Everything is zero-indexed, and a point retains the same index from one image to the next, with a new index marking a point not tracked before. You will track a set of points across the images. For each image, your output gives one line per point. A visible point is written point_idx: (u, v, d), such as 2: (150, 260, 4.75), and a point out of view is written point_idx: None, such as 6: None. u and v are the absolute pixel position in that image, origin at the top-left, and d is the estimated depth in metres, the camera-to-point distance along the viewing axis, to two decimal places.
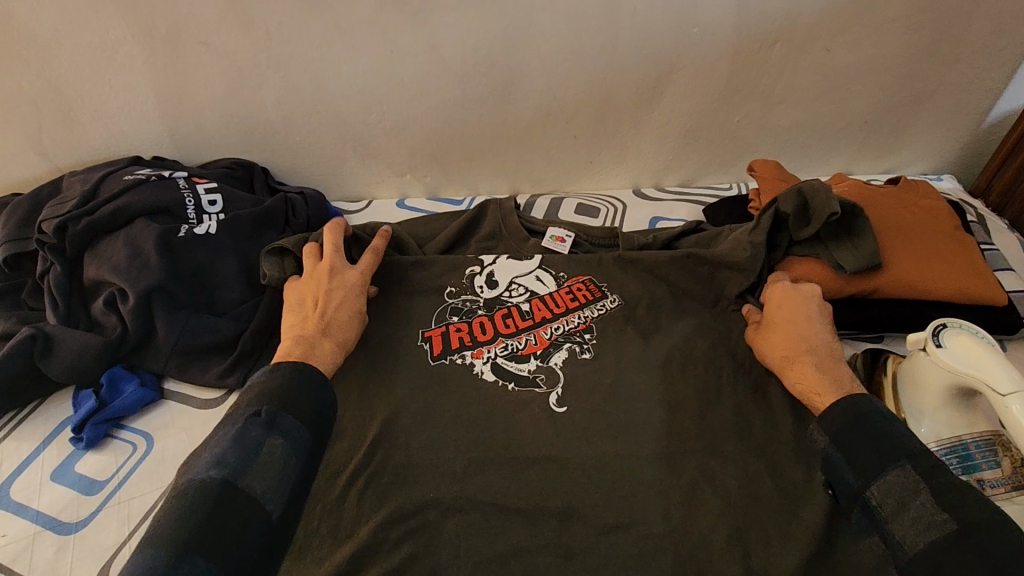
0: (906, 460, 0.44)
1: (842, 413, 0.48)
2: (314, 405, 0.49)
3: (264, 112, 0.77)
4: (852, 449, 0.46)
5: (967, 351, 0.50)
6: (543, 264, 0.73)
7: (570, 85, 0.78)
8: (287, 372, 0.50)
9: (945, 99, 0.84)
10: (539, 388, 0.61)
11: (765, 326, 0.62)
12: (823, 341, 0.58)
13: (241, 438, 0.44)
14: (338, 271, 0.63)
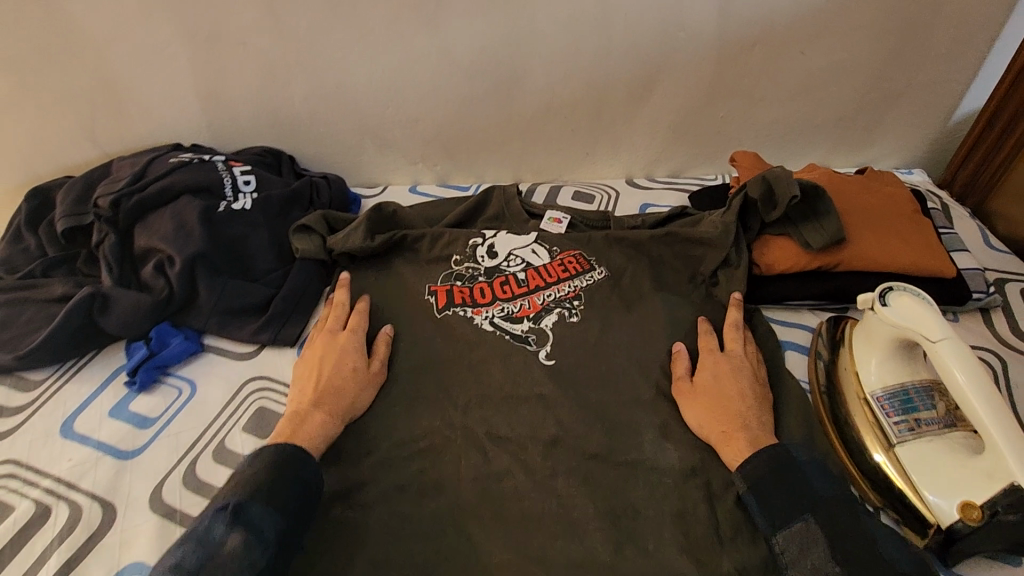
0: (811, 512, 0.51)
1: (766, 461, 0.55)
2: (292, 485, 0.53)
3: (292, 105, 0.86)
4: (767, 498, 0.54)
5: (908, 309, 0.58)
6: (538, 240, 0.83)
7: (568, 85, 0.86)
8: (267, 457, 0.55)
9: (913, 100, 0.92)
10: (530, 346, 0.72)
11: (698, 392, 0.64)
12: (756, 419, 0.61)
13: (204, 536, 0.49)
14: (334, 337, 0.69)
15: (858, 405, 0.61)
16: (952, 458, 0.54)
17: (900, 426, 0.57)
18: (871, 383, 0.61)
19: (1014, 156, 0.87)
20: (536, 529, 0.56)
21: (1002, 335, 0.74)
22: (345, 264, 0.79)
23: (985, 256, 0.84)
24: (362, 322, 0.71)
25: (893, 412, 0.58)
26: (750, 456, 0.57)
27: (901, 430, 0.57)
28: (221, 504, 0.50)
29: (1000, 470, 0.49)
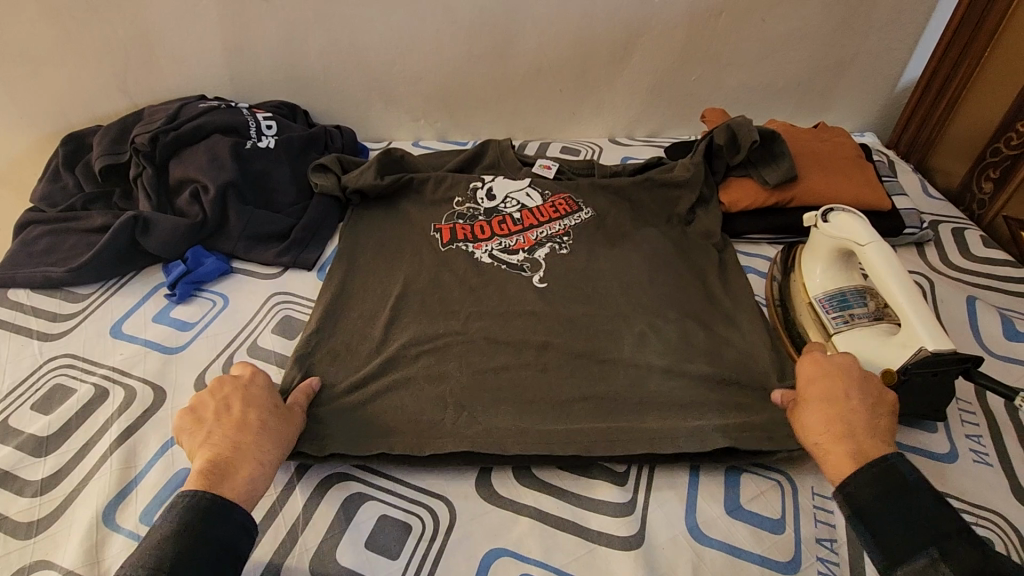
0: (935, 548, 0.45)
1: (873, 483, 0.49)
2: (199, 555, 0.45)
3: (308, 62, 0.95)
4: (882, 531, 0.47)
5: (846, 224, 0.68)
6: (531, 184, 0.92)
7: (557, 46, 0.96)
8: (182, 514, 0.47)
9: (862, 66, 1.03)
10: (525, 272, 0.81)
11: (802, 403, 0.59)
12: (865, 429, 0.53)
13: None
14: (235, 380, 0.59)
15: (806, 309, 0.72)
16: (872, 341, 0.64)
17: (836, 319, 0.68)
18: (815, 288, 0.71)
19: (947, 116, 0.99)
20: (533, 409, 0.65)
21: (932, 263, 0.85)
22: (357, 202, 0.88)
23: (922, 202, 0.95)
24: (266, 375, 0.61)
25: (831, 310, 0.69)
26: (852, 475, 0.50)
27: (837, 322, 0.67)
28: None
29: (911, 339, 0.60)
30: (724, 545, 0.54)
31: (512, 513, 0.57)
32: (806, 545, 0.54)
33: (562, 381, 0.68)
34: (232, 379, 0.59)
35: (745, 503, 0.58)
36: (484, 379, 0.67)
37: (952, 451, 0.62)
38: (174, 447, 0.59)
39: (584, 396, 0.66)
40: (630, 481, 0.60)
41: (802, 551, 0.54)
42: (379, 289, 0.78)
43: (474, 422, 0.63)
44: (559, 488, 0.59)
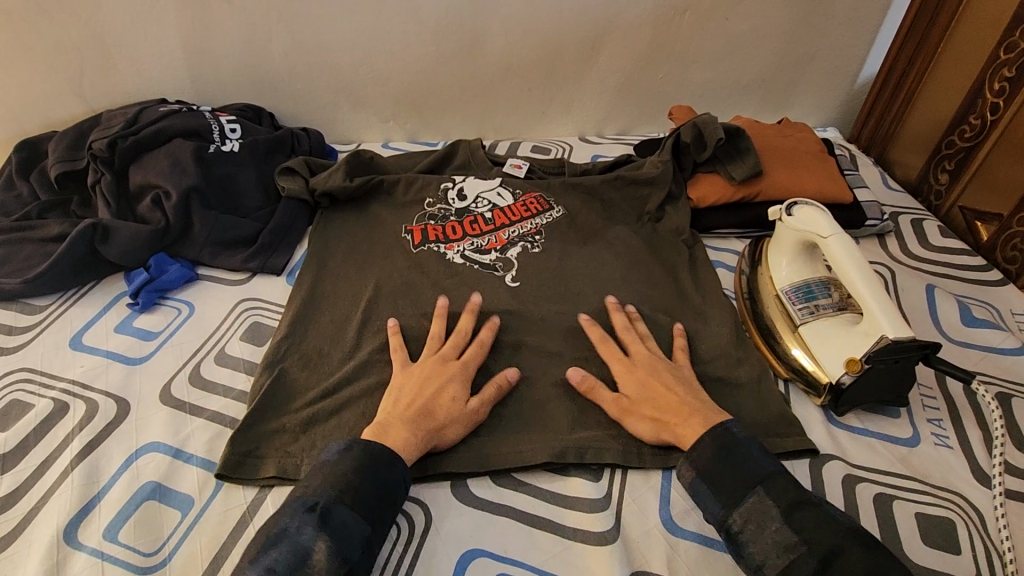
0: (761, 485, 0.52)
1: (714, 444, 0.56)
2: (370, 493, 0.51)
3: (272, 63, 0.93)
4: (720, 482, 0.54)
5: (809, 217, 0.70)
6: (502, 184, 0.92)
7: (524, 45, 0.97)
8: (358, 452, 0.54)
9: (823, 62, 1.05)
10: (498, 271, 0.81)
11: (631, 405, 0.62)
12: (694, 401, 0.61)
13: (297, 536, 0.48)
14: (445, 364, 0.65)
15: (773, 301, 0.73)
16: (836, 330, 0.65)
17: (802, 310, 0.69)
18: (781, 281, 0.73)
19: (904, 110, 1.02)
20: (507, 409, 0.65)
21: (894, 253, 0.87)
22: (326, 204, 0.86)
23: (883, 194, 0.98)
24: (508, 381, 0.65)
25: (797, 301, 0.70)
26: (698, 441, 0.57)
27: (803, 313, 0.69)
28: (311, 503, 0.50)
29: (873, 328, 0.61)
30: (697, 536, 0.55)
31: (488, 513, 0.57)
32: None
33: (537, 379, 0.68)
34: (439, 360, 0.65)
35: None
36: None
37: (915, 435, 0.64)
38: (138, 460, 0.58)
39: (558, 394, 0.66)
40: (605, 477, 0.60)
41: None
42: (349, 292, 0.77)
43: None
44: (534, 486, 0.59)
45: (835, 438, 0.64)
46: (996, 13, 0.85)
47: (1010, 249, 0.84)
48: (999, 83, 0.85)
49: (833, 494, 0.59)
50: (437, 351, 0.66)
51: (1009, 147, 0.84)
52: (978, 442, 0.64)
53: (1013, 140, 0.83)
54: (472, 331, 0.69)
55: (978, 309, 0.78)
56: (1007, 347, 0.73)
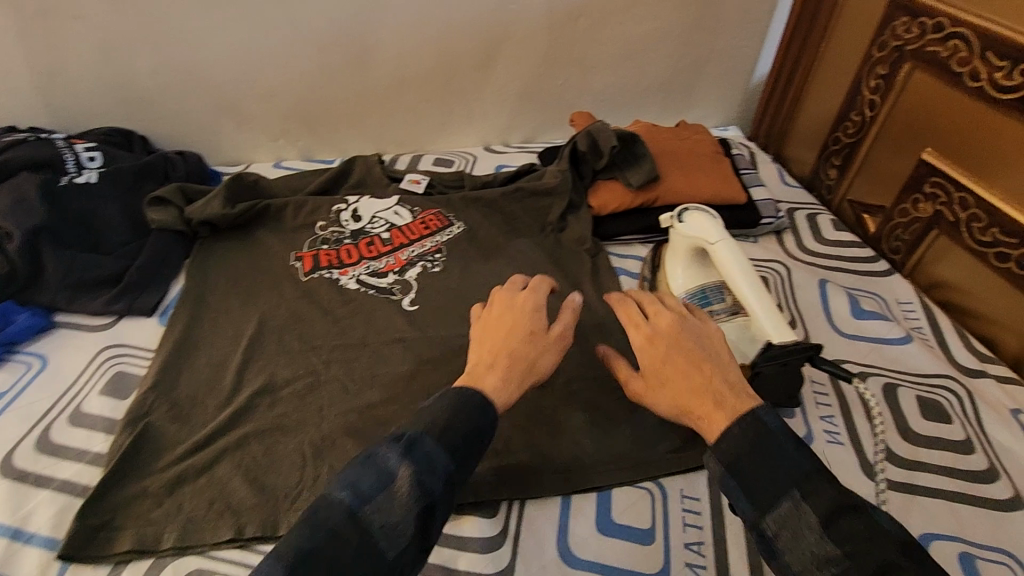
0: (799, 488, 0.41)
1: (741, 438, 0.45)
2: (461, 435, 0.44)
3: (138, 83, 0.86)
4: (753, 482, 0.43)
5: (698, 224, 0.69)
6: (400, 202, 0.87)
7: (416, 55, 0.93)
8: (452, 395, 0.46)
9: (718, 63, 1.07)
10: (395, 295, 0.77)
11: (654, 382, 0.52)
12: (720, 389, 0.48)
13: (376, 461, 0.41)
14: (514, 296, 0.58)
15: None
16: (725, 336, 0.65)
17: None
18: (678, 288, 0.73)
19: (795, 109, 1.05)
20: None
21: (789, 250, 0.89)
22: (206, 234, 0.80)
23: (780, 192, 1.01)
24: (577, 304, 0.58)
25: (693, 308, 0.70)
26: (725, 432, 0.46)
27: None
28: (396, 433, 0.43)
29: (761, 334, 0.61)
30: (595, 566, 0.53)
31: None
32: (675, 554, 0.54)
33: None
34: (516, 293, 0.58)
35: (616, 518, 0.57)
36: (348, 418, 0.63)
37: (808, 434, 0.65)
38: None
39: None
40: (501, 512, 0.58)
41: (670, 562, 0.54)
42: (228, 331, 0.71)
43: (333, 470, 0.59)
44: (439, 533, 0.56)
45: None
46: (866, 14, 0.88)
47: (894, 240, 0.87)
48: (874, 80, 0.87)
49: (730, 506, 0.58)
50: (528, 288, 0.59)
51: (886, 143, 0.87)
52: (866, 436, 0.65)
53: (891, 135, 0.86)
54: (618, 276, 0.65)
55: (866, 301, 0.81)
56: (892, 337, 0.76)
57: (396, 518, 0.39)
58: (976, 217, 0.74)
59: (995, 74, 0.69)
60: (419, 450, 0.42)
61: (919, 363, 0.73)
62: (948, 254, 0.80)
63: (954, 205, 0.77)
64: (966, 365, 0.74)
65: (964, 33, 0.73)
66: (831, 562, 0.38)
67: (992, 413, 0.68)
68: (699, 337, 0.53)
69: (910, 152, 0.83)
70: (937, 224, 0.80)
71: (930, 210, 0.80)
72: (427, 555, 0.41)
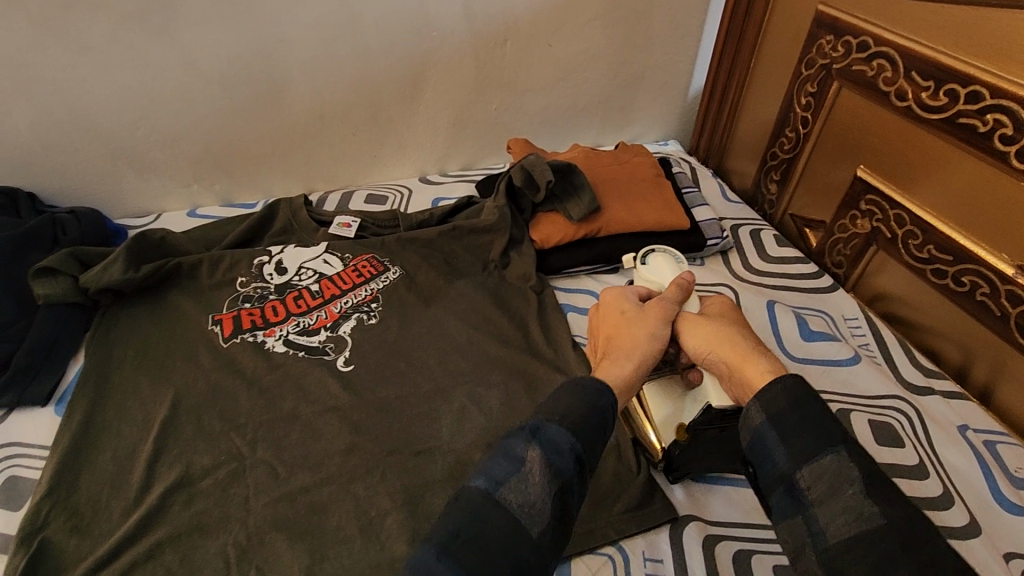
0: (843, 444, 0.41)
1: (786, 390, 0.44)
2: (579, 416, 0.44)
3: (19, 136, 0.77)
4: (792, 432, 0.43)
5: (662, 269, 0.68)
6: (329, 248, 0.81)
7: (335, 89, 0.87)
8: (564, 386, 0.47)
9: (653, 80, 1.05)
10: (328, 355, 0.71)
11: (699, 326, 0.56)
12: (760, 344, 0.52)
13: (505, 449, 0.42)
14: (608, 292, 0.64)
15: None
16: (663, 393, 0.63)
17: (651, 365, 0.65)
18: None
19: (731, 124, 1.05)
20: (336, 537, 0.55)
21: (736, 271, 0.88)
22: (109, 302, 0.72)
23: (723, 208, 1.00)
24: (689, 282, 0.60)
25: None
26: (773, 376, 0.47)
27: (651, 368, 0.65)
28: (520, 422, 0.44)
29: (703, 394, 0.59)
30: None
31: None
32: None
33: (373, 487, 0.59)
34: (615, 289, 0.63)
35: None
36: (278, 507, 0.57)
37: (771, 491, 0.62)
38: None
39: (397, 502, 0.58)
40: None
41: None
42: (137, 415, 0.63)
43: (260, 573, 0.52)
44: None
45: (692, 496, 0.61)
46: (791, 31, 0.88)
47: (836, 255, 0.87)
48: (805, 97, 0.87)
49: (694, 564, 0.55)
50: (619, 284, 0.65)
51: (821, 159, 0.87)
52: None
53: (824, 152, 0.86)
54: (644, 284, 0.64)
55: (814, 321, 0.80)
56: (843, 358, 0.75)
57: (535, 497, 0.40)
58: (912, 234, 0.74)
59: (920, 93, 0.69)
60: (545, 432, 0.43)
61: (869, 385, 0.72)
62: (888, 269, 0.80)
63: (890, 222, 0.77)
64: (914, 383, 0.74)
65: (886, 52, 0.72)
66: (864, 521, 0.38)
67: (942, 434, 0.68)
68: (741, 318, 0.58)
69: (845, 168, 0.83)
70: (875, 241, 0.80)
71: (868, 227, 0.80)
72: (569, 535, 0.41)
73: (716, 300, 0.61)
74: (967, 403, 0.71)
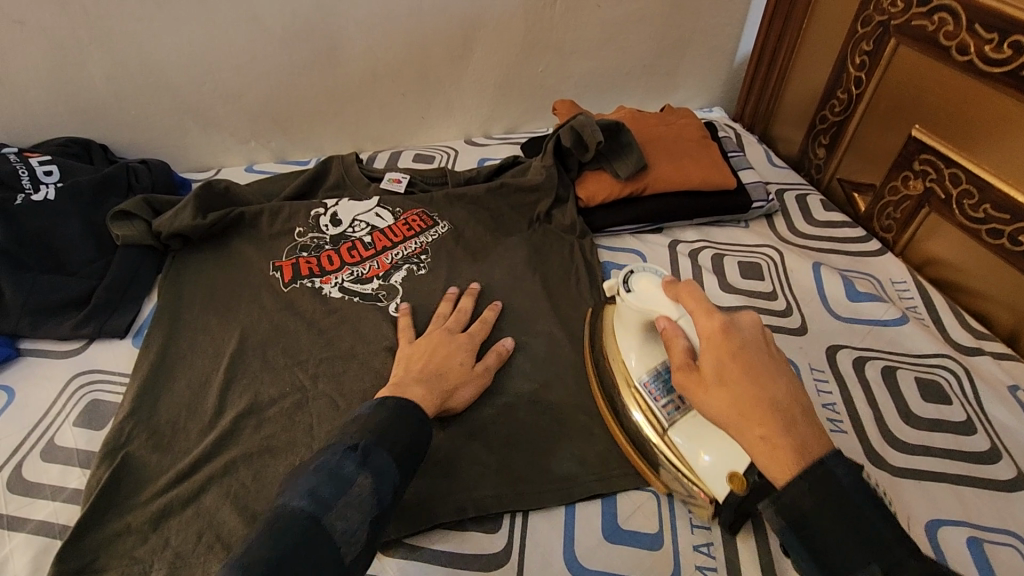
0: (878, 562, 0.37)
1: (806, 487, 0.39)
2: (403, 446, 0.47)
3: (93, 88, 0.82)
4: (819, 533, 0.39)
5: (653, 294, 0.57)
6: (381, 203, 0.84)
7: (388, 48, 0.89)
8: (391, 407, 0.49)
9: (701, 43, 1.04)
10: (381, 302, 0.73)
11: (710, 387, 0.46)
12: (777, 404, 0.43)
13: (336, 470, 0.43)
14: (440, 335, 0.65)
15: (629, 394, 0.57)
16: (699, 436, 0.51)
17: (668, 408, 0.54)
18: (636, 369, 0.57)
19: (779, 89, 1.04)
20: None
21: (782, 235, 0.88)
22: (178, 246, 0.76)
23: (768, 172, 1.00)
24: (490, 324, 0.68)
25: (659, 395, 0.54)
26: (795, 476, 0.40)
27: (668, 412, 0.53)
28: (351, 441, 0.45)
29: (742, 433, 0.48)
30: None
31: None
32: (683, 558, 0.53)
33: None
34: (446, 332, 0.66)
35: (622, 524, 0.56)
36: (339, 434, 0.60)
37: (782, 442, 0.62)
38: None
39: (448, 436, 0.60)
40: (505, 525, 0.56)
41: (680, 565, 0.53)
42: (208, 347, 0.68)
43: None
44: (426, 549, 0.54)
45: None
46: None
47: (885, 219, 0.86)
48: (859, 57, 0.86)
49: None
50: (441, 327, 0.66)
51: (874, 122, 0.85)
52: (866, 420, 0.65)
53: (877, 113, 0.84)
54: (491, 312, 0.70)
55: (861, 283, 0.80)
56: (889, 319, 0.75)
57: (358, 523, 0.42)
58: (968, 193, 0.73)
59: (983, 46, 0.67)
60: (375, 459, 0.44)
61: (917, 345, 0.72)
62: (939, 232, 0.79)
63: (944, 182, 0.75)
64: (963, 344, 0.73)
65: (949, 6, 0.71)
66: None
67: (991, 393, 0.67)
68: (756, 351, 0.46)
69: (898, 129, 0.81)
70: (928, 202, 0.78)
71: (921, 188, 0.79)
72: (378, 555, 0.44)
73: (717, 321, 0.48)
74: (1018, 364, 0.71)
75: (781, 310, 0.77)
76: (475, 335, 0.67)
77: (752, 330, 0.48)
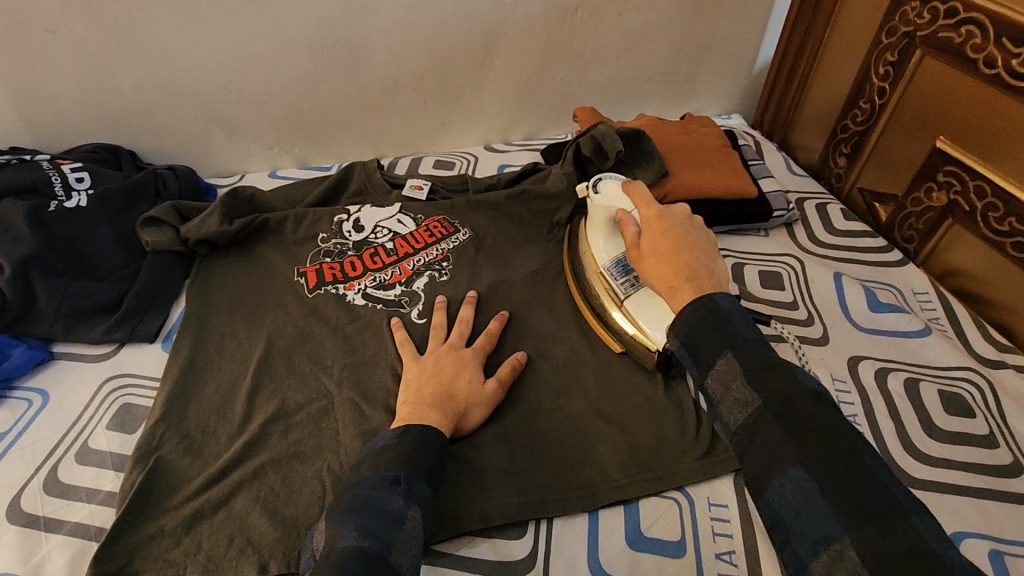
0: (733, 349, 0.45)
1: (695, 313, 0.48)
2: (432, 474, 0.51)
3: (123, 96, 0.84)
4: (699, 342, 0.47)
5: (616, 193, 0.67)
6: (403, 209, 0.85)
7: (410, 56, 0.89)
8: (414, 436, 0.52)
9: (720, 51, 1.04)
10: (403, 308, 0.74)
11: (643, 255, 0.56)
12: (688, 263, 0.52)
13: (384, 506, 0.46)
14: (443, 351, 0.65)
15: (597, 280, 0.70)
16: (646, 305, 0.65)
17: (625, 284, 0.67)
18: (602, 257, 0.69)
19: (800, 96, 1.04)
20: None
21: (803, 244, 0.88)
22: (205, 252, 0.77)
23: (787, 180, 0.99)
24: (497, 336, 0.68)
25: (619, 276, 0.68)
26: (689, 306, 0.49)
27: (625, 288, 0.67)
28: (393, 476, 0.48)
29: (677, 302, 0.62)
30: None
31: None
32: (706, 566, 0.54)
33: None
34: (450, 349, 0.65)
35: (645, 532, 0.56)
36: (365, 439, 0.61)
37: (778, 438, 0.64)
38: None
39: (473, 442, 0.61)
40: (530, 532, 0.56)
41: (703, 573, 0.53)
42: (236, 353, 0.69)
43: None
44: (453, 555, 0.55)
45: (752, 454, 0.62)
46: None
47: (907, 229, 0.86)
48: (883, 66, 0.85)
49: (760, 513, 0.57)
50: (444, 343, 0.66)
51: (898, 131, 0.85)
52: (889, 432, 0.65)
53: (901, 123, 0.84)
54: (498, 323, 0.70)
55: (883, 294, 0.80)
56: (912, 330, 0.75)
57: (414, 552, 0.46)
58: (992, 206, 0.72)
59: (1011, 60, 0.67)
60: (418, 490, 0.48)
61: (940, 357, 0.72)
62: (962, 244, 0.78)
63: (968, 194, 0.75)
64: (985, 356, 0.73)
65: (977, 18, 0.71)
66: (753, 415, 0.43)
67: (1015, 406, 0.67)
68: (683, 230, 0.56)
69: (921, 139, 0.81)
70: (951, 214, 0.78)
71: (944, 199, 0.79)
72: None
73: (654, 209, 0.58)
74: None
75: (803, 320, 0.77)
76: (481, 348, 0.67)
77: (686, 215, 0.57)
